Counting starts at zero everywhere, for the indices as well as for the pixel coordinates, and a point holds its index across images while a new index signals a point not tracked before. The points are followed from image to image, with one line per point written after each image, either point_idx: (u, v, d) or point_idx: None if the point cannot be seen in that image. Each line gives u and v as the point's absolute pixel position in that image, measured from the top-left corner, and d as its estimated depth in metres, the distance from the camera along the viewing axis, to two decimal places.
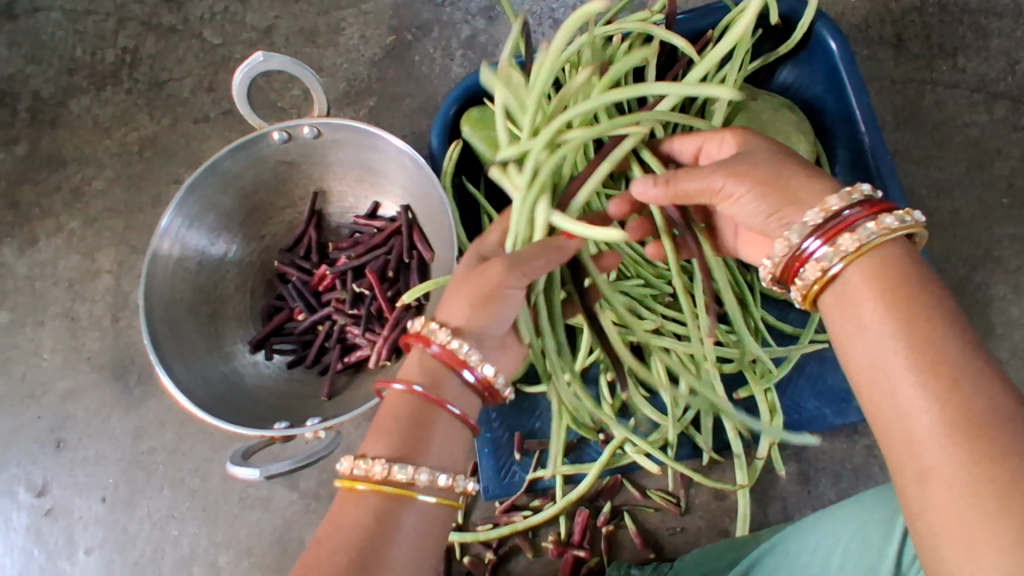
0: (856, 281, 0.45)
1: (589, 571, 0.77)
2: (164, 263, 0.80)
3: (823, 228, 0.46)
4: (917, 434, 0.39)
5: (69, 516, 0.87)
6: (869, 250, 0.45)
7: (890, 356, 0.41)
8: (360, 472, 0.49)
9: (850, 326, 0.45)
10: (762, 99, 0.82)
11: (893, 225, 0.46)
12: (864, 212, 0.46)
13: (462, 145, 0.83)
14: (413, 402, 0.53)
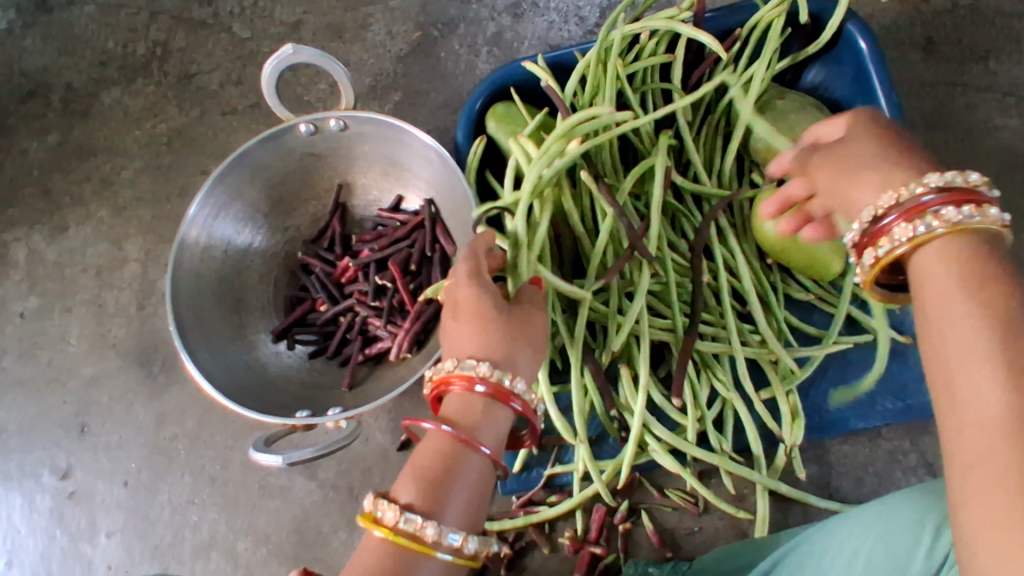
0: (918, 265, 0.43)
1: (606, 569, 0.77)
2: (192, 252, 0.81)
3: (891, 214, 0.45)
4: (977, 416, 0.34)
5: (92, 500, 0.88)
6: (940, 236, 0.42)
7: (961, 332, 0.37)
8: (409, 528, 0.47)
9: (922, 304, 0.40)
10: (790, 98, 0.82)
11: (980, 215, 0.41)
12: (949, 198, 0.42)
13: (487, 140, 0.83)
14: (462, 454, 0.52)
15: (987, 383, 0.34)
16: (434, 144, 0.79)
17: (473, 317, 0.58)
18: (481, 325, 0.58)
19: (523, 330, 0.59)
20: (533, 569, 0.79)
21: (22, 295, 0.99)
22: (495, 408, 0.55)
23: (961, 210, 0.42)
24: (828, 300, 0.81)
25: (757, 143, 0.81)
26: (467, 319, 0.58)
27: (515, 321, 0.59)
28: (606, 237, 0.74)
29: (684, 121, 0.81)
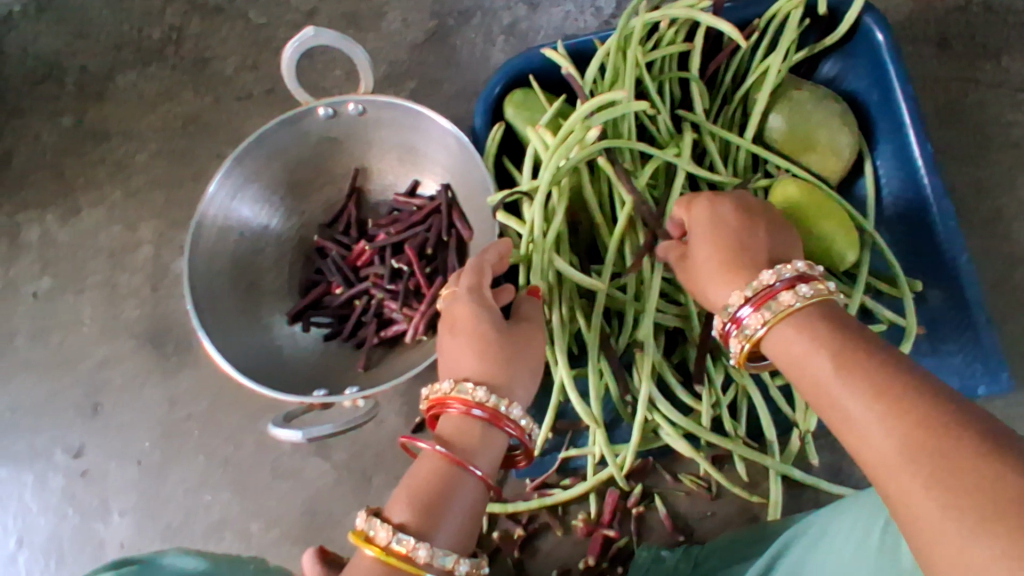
0: (784, 338, 0.50)
1: (618, 551, 0.77)
2: (208, 233, 0.81)
3: (753, 298, 0.52)
4: (872, 455, 0.39)
5: (104, 480, 0.88)
6: (791, 314, 0.50)
7: (842, 394, 0.42)
8: (399, 545, 0.46)
9: (807, 384, 0.46)
10: (806, 89, 0.83)
11: (806, 297, 0.50)
12: (786, 283, 0.51)
13: (505, 127, 0.84)
14: (454, 471, 0.52)
15: (868, 424, 0.40)
16: (453, 129, 0.80)
17: (474, 337, 0.59)
18: (479, 345, 0.59)
19: (519, 350, 0.60)
20: (546, 551, 0.79)
21: (35, 276, 0.99)
22: (491, 431, 0.55)
23: (798, 289, 0.50)
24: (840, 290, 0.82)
25: (772, 134, 0.82)
26: (467, 338, 0.59)
27: (510, 340, 0.59)
28: (624, 225, 0.74)
29: (702, 110, 0.82)
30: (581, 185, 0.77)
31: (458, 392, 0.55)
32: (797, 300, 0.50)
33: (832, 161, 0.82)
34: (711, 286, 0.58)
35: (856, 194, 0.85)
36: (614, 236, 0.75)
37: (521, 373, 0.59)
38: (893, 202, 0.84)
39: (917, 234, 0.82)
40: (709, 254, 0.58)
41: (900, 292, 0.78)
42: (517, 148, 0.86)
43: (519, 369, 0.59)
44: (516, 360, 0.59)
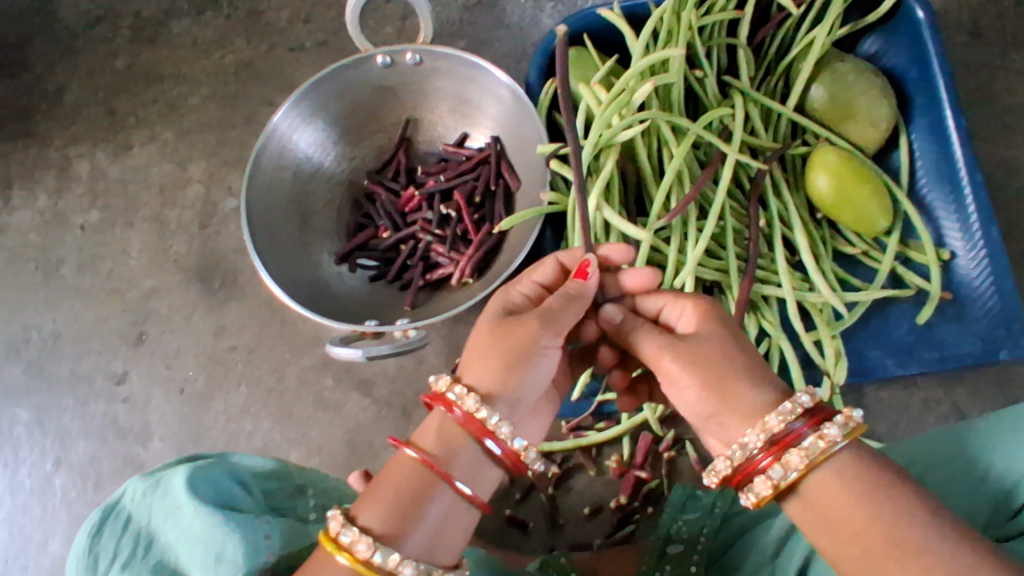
0: (829, 493, 0.47)
1: (649, 492, 0.80)
2: (267, 168, 0.86)
3: (770, 443, 0.49)
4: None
5: (147, 405, 0.91)
6: (826, 457, 0.47)
7: (906, 554, 0.43)
8: (345, 541, 0.47)
9: (850, 535, 0.45)
10: (849, 62, 0.86)
11: (841, 432, 0.48)
12: (807, 421, 0.48)
13: (558, 82, 0.87)
14: (422, 474, 0.50)
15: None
16: (508, 80, 0.83)
17: (479, 335, 0.56)
18: (492, 349, 0.54)
19: (522, 360, 0.53)
20: (577, 491, 0.82)
21: (84, 209, 1.01)
22: (473, 445, 0.51)
23: (821, 433, 0.48)
24: (872, 255, 0.85)
25: (814, 104, 0.86)
26: (478, 333, 0.56)
27: (512, 346, 0.53)
28: (672, 179, 0.77)
29: (747, 77, 0.85)
30: (633, 142, 0.80)
31: (448, 391, 0.52)
32: (828, 446, 0.47)
33: (870, 131, 0.85)
34: (724, 418, 0.51)
35: (890, 166, 0.90)
36: (660, 189, 0.77)
37: (525, 383, 0.54)
38: (927, 175, 0.88)
39: (949, 204, 0.86)
40: (694, 377, 0.52)
41: (928, 258, 0.82)
42: (568, 105, 0.90)
43: (521, 380, 0.54)
44: (517, 370, 0.53)
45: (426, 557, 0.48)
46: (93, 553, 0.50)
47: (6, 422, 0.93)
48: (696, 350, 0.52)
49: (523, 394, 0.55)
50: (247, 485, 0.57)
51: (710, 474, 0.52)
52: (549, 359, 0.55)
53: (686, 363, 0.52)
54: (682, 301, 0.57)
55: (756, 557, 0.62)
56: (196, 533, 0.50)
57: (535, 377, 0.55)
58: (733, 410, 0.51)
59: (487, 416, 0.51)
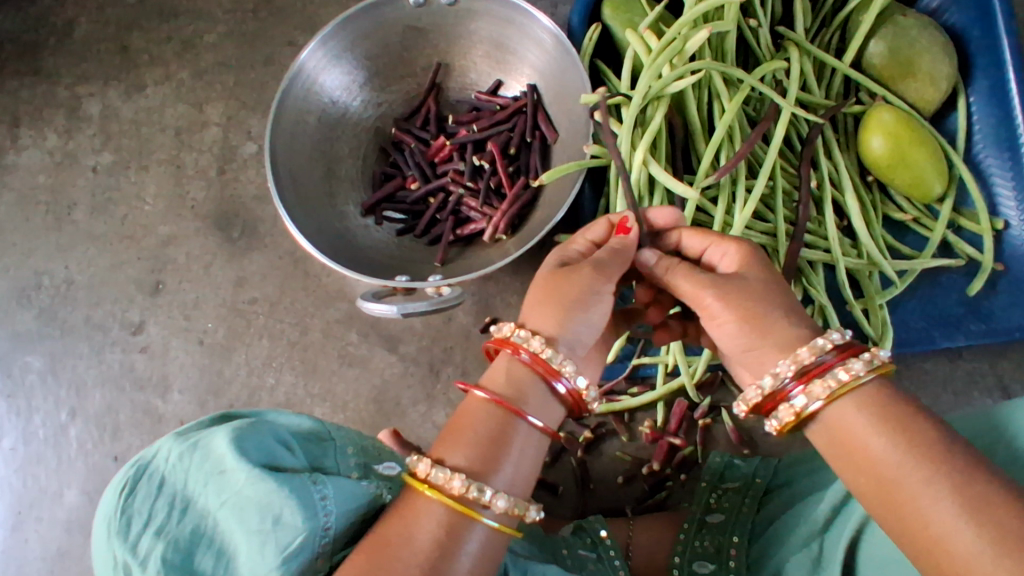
0: (844, 422, 0.45)
1: (683, 459, 0.78)
2: (291, 109, 0.81)
3: (802, 372, 0.46)
4: (940, 525, 0.39)
5: (165, 356, 0.88)
6: (855, 389, 0.45)
7: (888, 455, 0.42)
8: (434, 480, 0.45)
9: (861, 465, 0.43)
10: (911, 15, 0.81)
11: (868, 370, 0.45)
12: (837, 355, 0.46)
13: (601, 28, 0.82)
14: (498, 415, 0.48)
15: (921, 477, 0.40)
16: (551, 24, 0.78)
17: (534, 287, 0.53)
18: (550, 298, 0.51)
19: (576, 304, 0.51)
20: (609, 456, 0.80)
21: (96, 150, 0.97)
22: (542, 384, 0.50)
23: (849, 367, 0.45)
24: (923, 222, 0.82)
25: (871, 59, 0.81)
26: (533, 287, 0.53)
27: (566, 293, 0.51)
28: (723, 135, 0.73)
29: (803, 28, 0.80)
30: (683, 94, 0.76)
31: (511, 337, 0.50)
32: (851, 381, 0.45)
33: (929, 91, 0.81)
34: (762, 350, 0.49)
35: (945, 130, 0.85)
36: (710, 147, 0.73)
37: (582, 326, 0.51)
38: (986, 141, 0.83)
39: (1007, 172, 0.82)
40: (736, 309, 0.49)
41: (980, 227, 0.79)
42: (610, 53, 0.85)
43: (578, 324, 0.51)
44: (573, 314, 0.51)
45: (514, 493, 0.47)
46: (127, 514, 0.49)
47: (18, 369, 0.91)
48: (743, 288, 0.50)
49: (584, 337, 0.52)
50: (291, 442, 0.55)
51: (744, 401, 0.50)
52: (606, 305, 0.52)
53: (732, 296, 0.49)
54: (726, 243, 0.53)
55: (804, 529, 0.59)
56: (247, 498, 0.48)
57: (592, 323, 0.52)
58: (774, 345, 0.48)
59: (554, 356, 0.49)
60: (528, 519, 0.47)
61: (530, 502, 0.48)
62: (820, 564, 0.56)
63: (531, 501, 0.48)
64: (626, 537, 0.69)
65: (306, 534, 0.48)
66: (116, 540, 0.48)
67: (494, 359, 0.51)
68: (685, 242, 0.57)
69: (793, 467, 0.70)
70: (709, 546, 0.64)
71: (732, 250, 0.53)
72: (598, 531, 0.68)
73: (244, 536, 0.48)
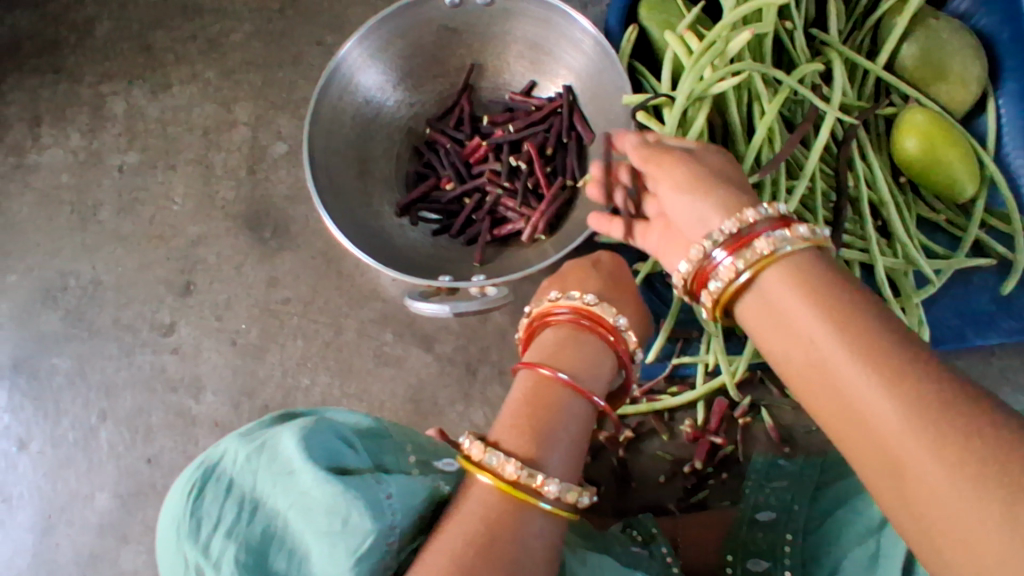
0: (772, 292, 0.46)
1: (723, 458, 0.78)
2: (328, 109, 0.81)
3: (731, 238, 0.48)
4: (882, 431, 0.38)
5: (197, 356, 0.87)
6: (773, 262, 0.46)
7: (834, 358, 0.40)
8: (489, 466, 0.49)
9: (811, 365, 0.42)
10: (942, 19, 0.83)
11: (793, 243, 0.46)
12: (771, 224, 0.47)
13: (638, 29, 0.82)
14: (558, 389, 0.53)
15: (864, 383, 0.39)
16: (591, 25, 0.78)
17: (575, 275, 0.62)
18: (594, 275, 0.62)
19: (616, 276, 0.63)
20: (649, 455, 0.80)
21: (122, 149, 0.96)
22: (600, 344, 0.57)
23: (780, 236, 0.46)
24: (956, 223, 0.83)
25: (903, 62, 0.82)
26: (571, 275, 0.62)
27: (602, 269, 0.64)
28: (763, 136, 0.73)
29: (837, 31, 0.81)
30: (724, 95, 0.76)
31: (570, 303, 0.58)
32: (769, 250, 0.46)
33: (961, 92, 0.82)
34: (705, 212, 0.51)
35: (974, 131, 0.86)
36: (751, 147, 0.74)
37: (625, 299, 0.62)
38: (1015, 142, 0.84)
39: None
40: (687, 175, 0.52)
41: (1013, 227, 0.80)
42: (646, 55, 0.85)
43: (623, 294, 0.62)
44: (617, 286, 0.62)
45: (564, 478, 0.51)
46: (196, 516, 0.48)
47: (45, 372, 0.89)
48: (696, 164, 0.53)
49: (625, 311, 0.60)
50: (354, 440, 0.54)
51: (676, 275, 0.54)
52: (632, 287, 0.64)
53: (673, 182, 0.53)
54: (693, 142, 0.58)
55: (861, 526, 0.60)
56: (317, 500, 0.48)
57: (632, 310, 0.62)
58: (710, 208, 0.51)
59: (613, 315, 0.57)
60: (580, 503, 0.50)
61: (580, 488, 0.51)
62: (877, 559, 0.57)
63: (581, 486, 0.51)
64: (675, 533, 0.70)
65: (375, 535, 0.48)
66: (187, 542, 0.47)
67: (547, 334, 0.58)
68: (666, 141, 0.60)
69: (840, 466, 0.71)
70: (763, 544, 0.64)
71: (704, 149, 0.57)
72: (648, 526, 0.68)
73: (315, 537, 0.47)
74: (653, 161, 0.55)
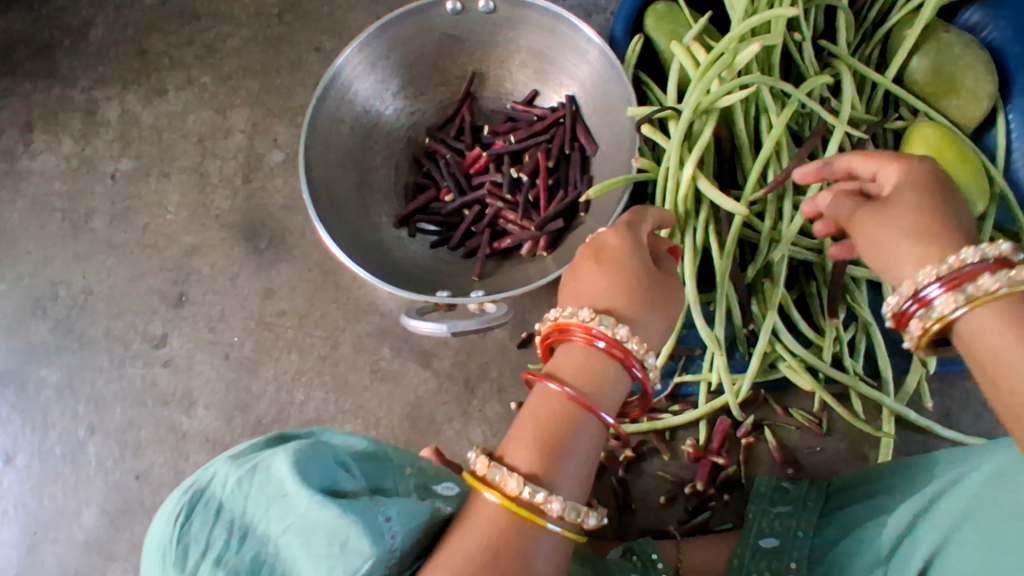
0: (982, 333, 0.39)
1: (726, 479, 0.77)
2: (325, 118, 0.79)
3: (945, 278, 0.41)
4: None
5: (190, 370, 0.85)
6: (991, 300, 0.39)
7: (1017, 365, 0.36)
8: (493, 479, 0.45)
9: (1006, 398, 0.37)
10: (952, 33, 0.81)
11: (1005, 283, 0.39)
12: (990, 265, 0.40)
13: (643, 40, 0.80)
14: (566, 406, 0.48)
15: None
16: (596, 35, 0.77)
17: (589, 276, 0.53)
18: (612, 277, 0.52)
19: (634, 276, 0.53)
20: (650, 475, 0.79)
21: (115, 156, 0.94)
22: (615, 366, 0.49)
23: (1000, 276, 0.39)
24: None
25: (913, 76, 0.81)
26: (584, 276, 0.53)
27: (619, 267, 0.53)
28: (770, 151, 0.72)
29: (846, 43, 0.80)
30: (731, 109, 0.75)
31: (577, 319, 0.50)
32: (988, 292, 0.39)
33: (971, 107, 0.80)
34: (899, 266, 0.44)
35: (984, 147, 0.85)
36: (757, 163, 0.72)
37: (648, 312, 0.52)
38: None
39: None
40: (906, 221, 0.45)
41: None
42: (651, 65, 0.83)
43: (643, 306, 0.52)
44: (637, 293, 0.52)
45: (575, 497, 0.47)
46: (184, 543, 0.46)
47: (33, 383, 0.87)
48: (905, 206, 0.46)
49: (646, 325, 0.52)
50: (350, 464, 0.52)
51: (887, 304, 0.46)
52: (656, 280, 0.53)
53: (896, 228, 0.45)
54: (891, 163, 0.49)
55: (867, 557, 0.58)
56: (313, 523, 0.45)
57: (660, 321, 0.52)
58: (912, 256, 0.44)
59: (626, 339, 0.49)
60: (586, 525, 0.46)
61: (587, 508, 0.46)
62: None
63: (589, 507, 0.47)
64: (676, 559, 0.68)
65: (374, 559, 0.45)
66: (173, 570, 0.45)
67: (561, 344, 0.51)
68: (854, 168, 0.52)
69: (847, 490, 0.69)
70: (767, 573, 0.63)
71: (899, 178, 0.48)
72: (649, 553, 0.67)
73: (310, 562, 0.44)
74: (877, 208, 0.47)
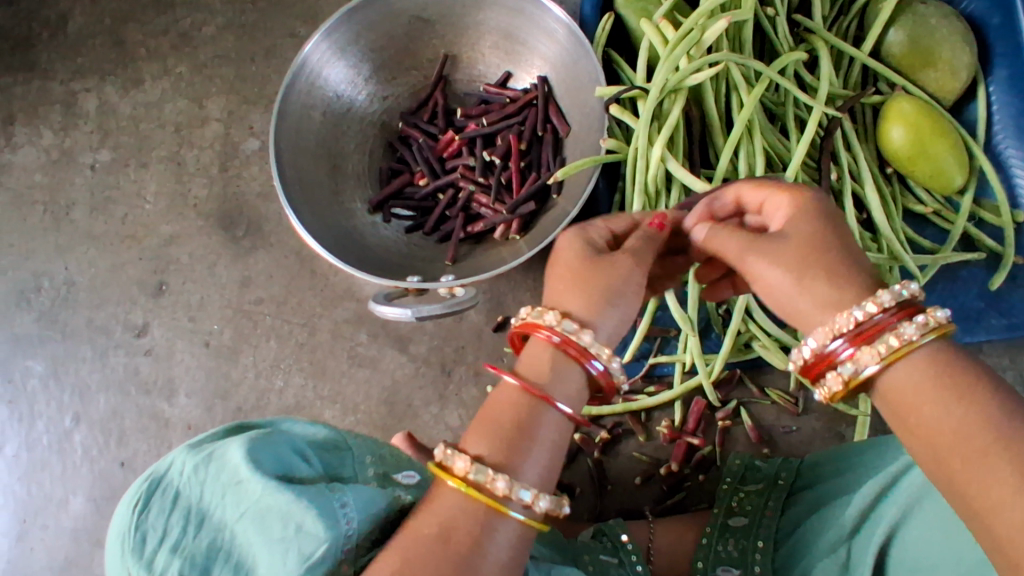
0: (894, 387, 0.40)
1: (701, 459, 0.77)
2: (295, 104, 0.79)
3: (854, 333, 0.41)
4: (966, 479, 0.35)
5: (170, 358, 0.86)
6: (907, 354, 0.39)
7: (919, 396, 0.38)
8: (444, 463, 0.45)
9: (927, 447, 0.37)
10: (931, 3, 0.79)
11: (923, 333, 0.39)
12: (892, 316, 0.40)
13: (614, 18, 0.79)
14: (518, 398, 0.46)
15: (939, 412, 0.37)
16: (565, 14, 0.75)
17: (561, 270, 0.50)
18: (580, 278, 0.49)
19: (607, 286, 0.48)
20: (626, 456, 0.79)
21: (94, 147, 0.94)
22: (569, 363, 0.47)
23: (907, 327, 0.39)
24: (942, 215, 0.80)
25: (890, 49, 0.79)
26: (557, 271, 0.50)
27: (594, 272, 0.48)
28: (741, 130, 0.71)
29: (821, 16, 0.78)
30: (701, 87, 0.74)
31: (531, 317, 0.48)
32: (907, 344, 0.39)
33: (950, 80, 0.78)
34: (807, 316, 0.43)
35: (964, 120, 0.83)
36: (728, 143, 0.71)
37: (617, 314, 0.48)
38: (1006, 132, 0.81)
39: None
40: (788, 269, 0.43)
41: (1002, 220, 0.77)
42: (624, 45, 0.82)
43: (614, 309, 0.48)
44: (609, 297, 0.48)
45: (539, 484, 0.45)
46: (141, 530, 0.46)
47: (20, 374, 0.89)
48: (795, 249, 0.43)
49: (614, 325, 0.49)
50: (307, 452, 0.54)
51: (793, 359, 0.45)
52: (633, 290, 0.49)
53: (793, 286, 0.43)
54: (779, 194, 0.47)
55: (831, 535, 0.58)
56: (268, 509, 0.46)
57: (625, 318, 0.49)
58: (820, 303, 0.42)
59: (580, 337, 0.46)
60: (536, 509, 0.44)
61: (538, 493, 0.44)
62: (849, 569, 0.56)
63: (540, 492, 0.44)
64: (647, 540, 0.68)
65: (328, 543, 0.46)
66: (131, 558, 0.45)
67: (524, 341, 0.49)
68: (744, 198, 0.50)
69: (817, 469, 0.69)
70: (733, 552, 0.63)
71: (793, 210, 0.46)
72: (619, 534, 0.67)
73: (266, 547, 0.45)
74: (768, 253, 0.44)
